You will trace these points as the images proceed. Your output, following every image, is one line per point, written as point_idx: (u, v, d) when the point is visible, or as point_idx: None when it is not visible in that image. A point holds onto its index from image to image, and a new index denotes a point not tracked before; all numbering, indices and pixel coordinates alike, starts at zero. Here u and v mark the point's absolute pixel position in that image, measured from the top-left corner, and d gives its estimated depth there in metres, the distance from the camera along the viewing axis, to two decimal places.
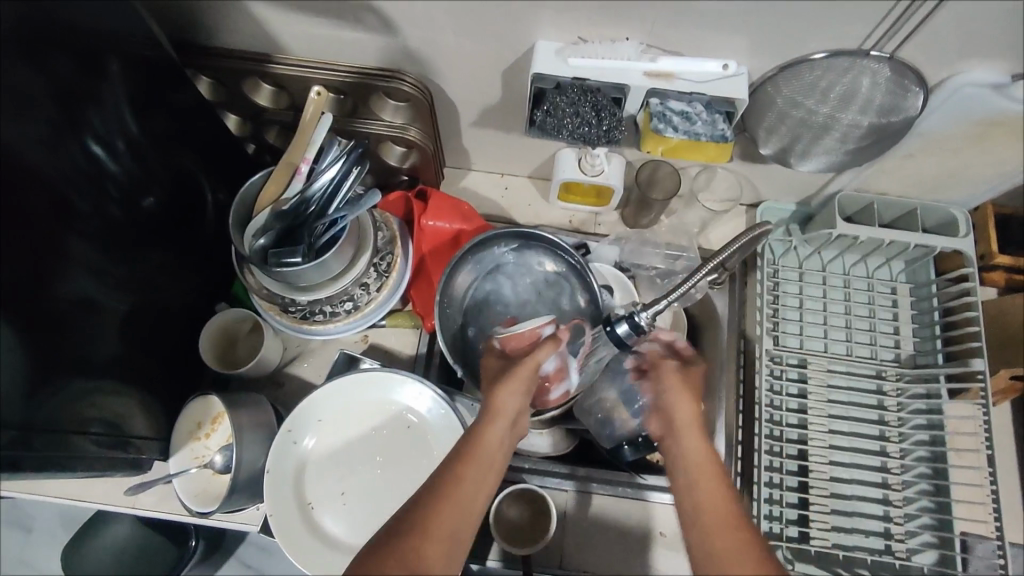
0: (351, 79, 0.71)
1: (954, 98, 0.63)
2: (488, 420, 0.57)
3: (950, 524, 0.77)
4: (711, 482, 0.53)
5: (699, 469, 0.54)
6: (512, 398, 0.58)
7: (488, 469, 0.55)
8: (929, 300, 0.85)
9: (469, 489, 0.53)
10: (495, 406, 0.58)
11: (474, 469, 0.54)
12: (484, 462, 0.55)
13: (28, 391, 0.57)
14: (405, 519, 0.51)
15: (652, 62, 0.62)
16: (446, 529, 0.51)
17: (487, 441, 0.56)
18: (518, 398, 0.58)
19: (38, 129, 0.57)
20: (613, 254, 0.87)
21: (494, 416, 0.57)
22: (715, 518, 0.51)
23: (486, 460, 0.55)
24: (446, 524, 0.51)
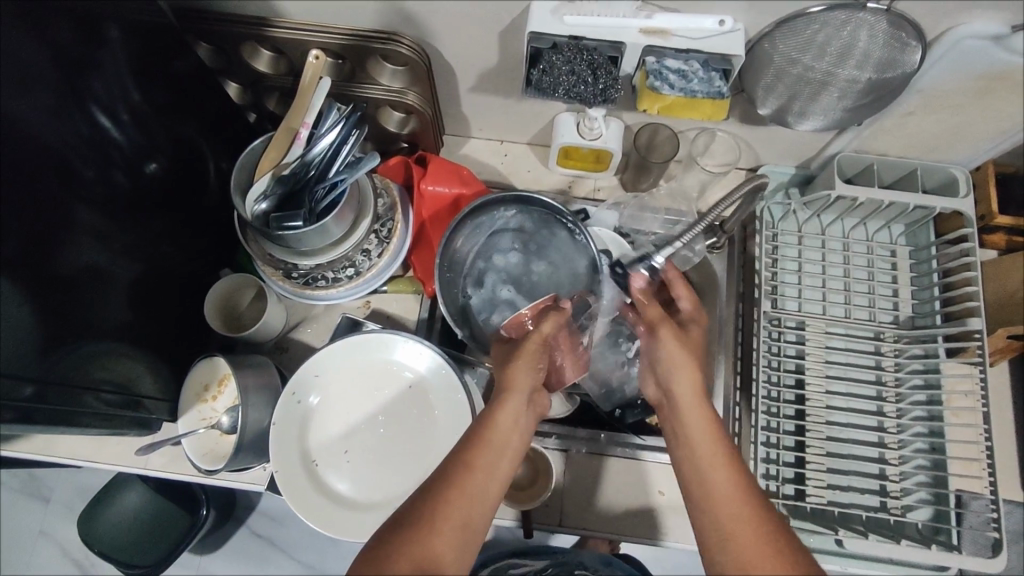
0: (346, 42, 0.71)
1: (954, 52, 0.62)
2: (503, 400, 0.59)
3: (945, 482, 0.78)
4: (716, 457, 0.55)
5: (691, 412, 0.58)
6: (524, 372, 0.61)
7: (504, 452, 0.56)
8: (928, 262, 0.85)
9: (484, 470, 0.54)
10: (509, 388, 0.60)
11: (490, 448, 0.55)
12: (500, 442, 0.56)
13: (37, 352, 0.59)
14: (421, 500, 0.52)
15: (648, 19, 0.62)
16: (461, 512, 0.51)
17: (500, 421, 0.57)
18: (529, 372, 0.61)
19: (43, 97, 0.58)
20: (612, 220, 0.87)
21: (507, 396, 0.59)
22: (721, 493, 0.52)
23: (501, 441, 0.56)
24: (461, 505, 0.51)
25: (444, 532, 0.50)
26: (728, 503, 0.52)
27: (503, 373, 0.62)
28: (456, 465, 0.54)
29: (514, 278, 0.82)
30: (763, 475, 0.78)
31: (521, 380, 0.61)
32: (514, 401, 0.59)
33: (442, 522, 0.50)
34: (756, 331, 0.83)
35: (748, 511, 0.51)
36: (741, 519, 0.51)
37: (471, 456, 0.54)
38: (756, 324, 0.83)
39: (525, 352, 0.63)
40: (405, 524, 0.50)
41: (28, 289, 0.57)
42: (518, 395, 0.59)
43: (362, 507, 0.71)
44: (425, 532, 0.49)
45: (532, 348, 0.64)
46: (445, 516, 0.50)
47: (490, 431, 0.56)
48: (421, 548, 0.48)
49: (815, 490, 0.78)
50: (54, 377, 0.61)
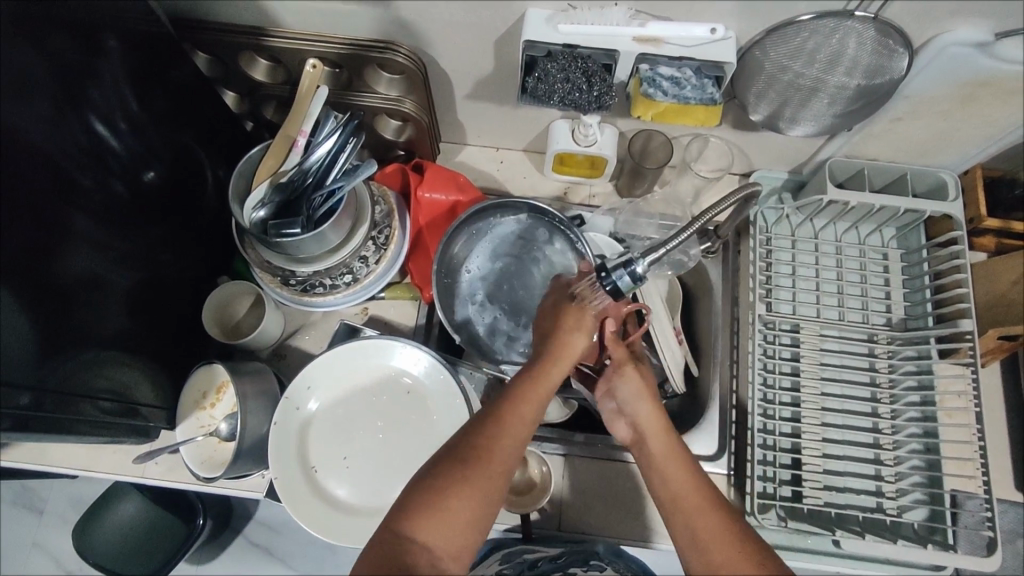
0: (343, 51, 0.72)
1: (941, 58, 0.63)
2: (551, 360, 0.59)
3: (939, 481, 0.79)
4: (687, 481, 0.56)
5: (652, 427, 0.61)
6: (575, 333, 0.61)
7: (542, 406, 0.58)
8: (919, 265, 0.87)
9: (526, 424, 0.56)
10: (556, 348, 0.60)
11: (534, 402, 0.57)
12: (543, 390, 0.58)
13: (35, 362, 0.59)
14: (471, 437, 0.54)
15: (641, 28, 0.63)
16: (502, 461, 0.54)
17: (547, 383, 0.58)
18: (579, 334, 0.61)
19: (39, 107, 0.57)
20: (607, 226, 0.91)
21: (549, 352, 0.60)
22: (696, 511, 0.54)
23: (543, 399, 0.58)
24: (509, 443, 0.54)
25: (486, 477, 0.52)
26: (699, 514, 0.54)
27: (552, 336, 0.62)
28: (501, 415, 0.55)
29: (510, 279, 0.83)
30: (760, 477, 0.79)
31: (571, 346, 0.61)
32: (563, 365, 0.60)
33: (485, 470, 0.53)
34: (751, 334, 0.83)
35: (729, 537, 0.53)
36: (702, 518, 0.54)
37: (517, 407, 0.56)
38: (751, 327, 0.84)
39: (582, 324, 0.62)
40: (453, 464, 0.52)
41: (24, 299, 0.57)
42: (565, 361, 0.60)
43: (361, 513, 0.71)
44: (468, 478, 0.52)
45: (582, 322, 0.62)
46: (489, 464, 0.53)
47: (538, 387, 0.57)
48: (466, 491, 0.51)
49: (812, 491, 0.79)
50: (51, 384, 0.61)
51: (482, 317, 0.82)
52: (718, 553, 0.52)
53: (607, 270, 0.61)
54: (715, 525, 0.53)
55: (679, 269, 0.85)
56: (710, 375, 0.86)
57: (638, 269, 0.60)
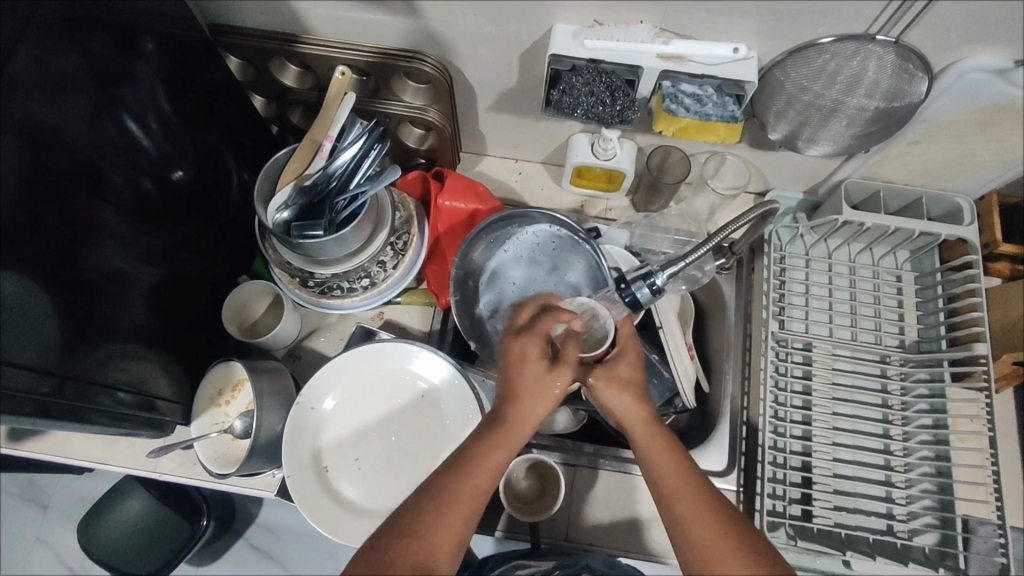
0: (373, 59, 0.74)
1: (959, 84, 0.65)
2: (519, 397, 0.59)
3: (951, 505, 0.78)
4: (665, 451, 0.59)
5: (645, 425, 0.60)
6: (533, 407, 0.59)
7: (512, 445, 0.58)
8: (933, 288, 0.87)
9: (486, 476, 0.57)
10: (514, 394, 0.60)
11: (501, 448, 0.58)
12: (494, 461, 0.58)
13: (59, 352, 0.60)
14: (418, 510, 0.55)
15: (665, 45, 0.64)
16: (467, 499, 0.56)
17: (513, 435, 0.59)
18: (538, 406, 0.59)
19: (77, 105, 0.59)
20: (623, 239, 0.90)
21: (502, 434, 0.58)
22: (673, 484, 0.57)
23: (512, 442, 0.59)
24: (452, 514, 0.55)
25: (449, 532, 0.54)
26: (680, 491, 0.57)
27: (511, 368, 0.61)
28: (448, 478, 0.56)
29: (529, 286, 0.84)
30: (769, 494, 0.78)
31: (526, 390, 0.59)
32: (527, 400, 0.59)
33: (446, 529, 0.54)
34: (763, 351, 0.84)
35: (703, 509, 0.56)
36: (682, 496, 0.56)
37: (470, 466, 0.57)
38: (763, 344, 0.84)
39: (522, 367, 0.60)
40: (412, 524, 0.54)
41: (50, 292, 0.58)
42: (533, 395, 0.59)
43: (371, 515, 0.72)
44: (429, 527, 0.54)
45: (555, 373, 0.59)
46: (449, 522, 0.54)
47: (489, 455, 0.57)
48: (432, 546, 0.53)
49: (822, 511, 0.78)
50: (75, 373, 0.62)
51: (523, 271, 0.85)
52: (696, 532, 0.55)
53: (626, 282, 0.64)
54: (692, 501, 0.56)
55: (693, 284, 0.85)
56: (721, 392, 0.86)
57: (659, 281, 0.63)
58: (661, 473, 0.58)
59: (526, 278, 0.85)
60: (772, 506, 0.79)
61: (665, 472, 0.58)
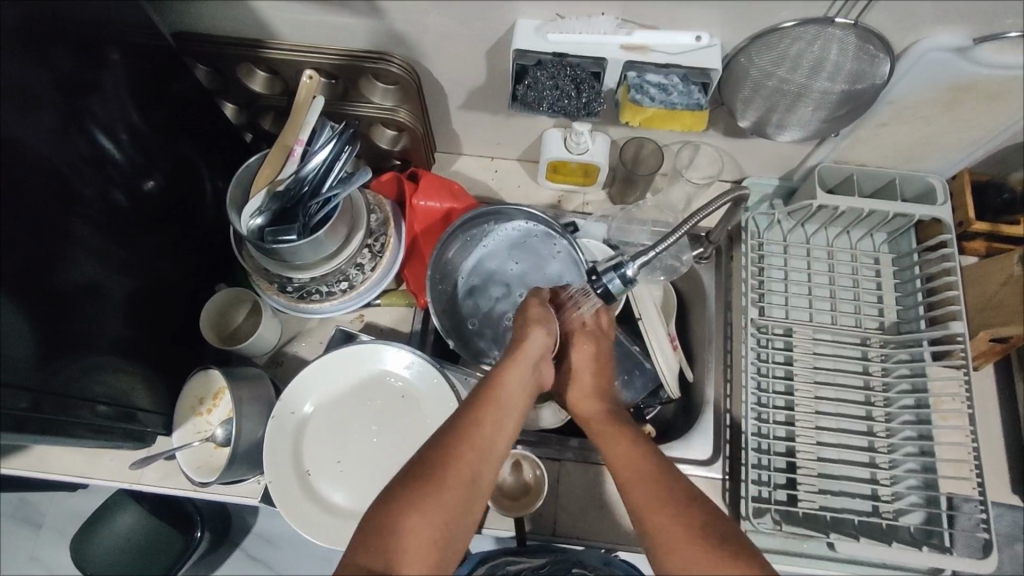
0: (340, 62, 0.74)
1: (922, 64, 0.65)
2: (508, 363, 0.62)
3: (935, 484, 0.78)
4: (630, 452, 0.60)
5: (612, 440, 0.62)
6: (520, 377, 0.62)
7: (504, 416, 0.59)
8: (910, 269, 0.87)
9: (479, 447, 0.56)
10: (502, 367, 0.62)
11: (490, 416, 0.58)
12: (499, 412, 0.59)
13: (33, 367, 0.60)
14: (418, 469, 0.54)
15: (627, 36, 0.64)
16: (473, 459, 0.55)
17: (511, 396, 0.60)
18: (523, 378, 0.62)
19: (43, 119, 0.59)
20: (600, 232, 0.91)
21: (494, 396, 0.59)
22: (634, 481, 0.57)
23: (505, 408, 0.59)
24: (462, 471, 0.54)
25: (443, 500, 0.52)
26: (641, 489, 0.57)
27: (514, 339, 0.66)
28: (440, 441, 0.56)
29: (512, 282, 0.85)
30: (754, 480, 0.78)
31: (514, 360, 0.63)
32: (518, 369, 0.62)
33: (450, 503, 0.53)
34: (744, 338, 0.84)
35: (666, 507, 0.55)
36: (645, 494, 0.56)
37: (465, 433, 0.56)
38: (744, 331, 0.85)
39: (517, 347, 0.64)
40: (418, 486, 0.53)
41: (25, 308, 0.58)
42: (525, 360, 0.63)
43: (356, 517, 0.72)
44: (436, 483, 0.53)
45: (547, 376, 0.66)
46: (446, 487, 0.53)
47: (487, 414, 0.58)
48: (434, 514, 0.52)
49: (807, 495, 0.78)
50: (52, 388, 0.62)
51: (501, 268, 0.85)
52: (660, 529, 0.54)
53: (598, 274, 0.64)
54: (656, 499, 0.55)
55: (672, 274, 0.86)
56: (703, 381, 0.86)
57: (630, 273, 0.64)
58: (628, 480, 0.58)
59: (508, 273, 0.85)
60: (757, 492, 0.79)
61: (632, 479, 0.58)
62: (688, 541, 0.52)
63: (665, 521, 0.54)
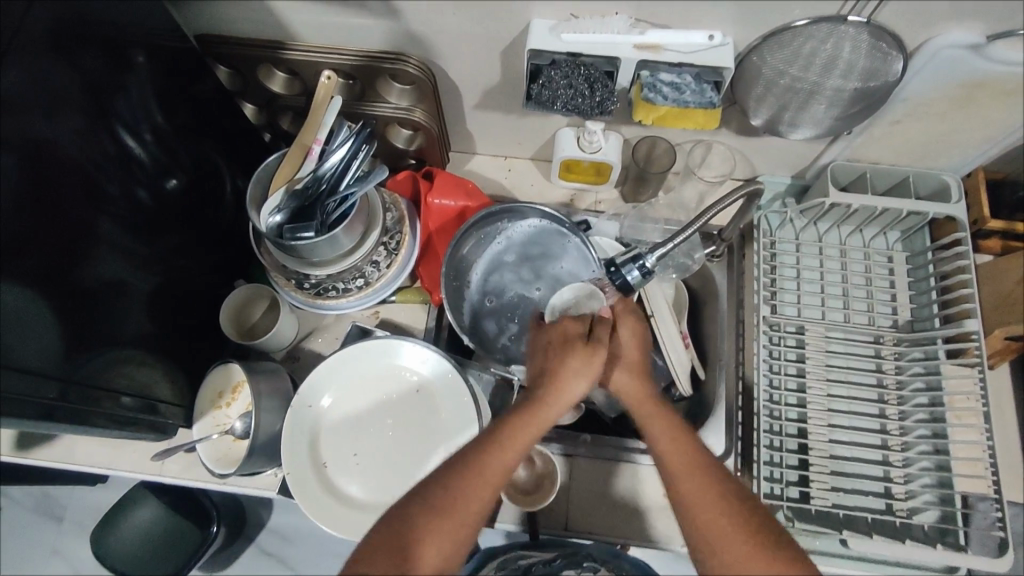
0: (357, 62, 0.75)
1: (936, 61, 0.65)
2: (546, 402, 0.62)
3: (950, 482, 0.78)
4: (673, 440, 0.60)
5: (652, 419, 0.62)
6: (577, 386, 0.62)
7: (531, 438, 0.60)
8: (924, 267, 0.87)
9: (492, 479, 0.58)
10: (543, 398, 0.62)
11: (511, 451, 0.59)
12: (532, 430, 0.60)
13: (61, 359, 0.62)
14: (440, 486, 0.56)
15: (641, 35, 0.65)
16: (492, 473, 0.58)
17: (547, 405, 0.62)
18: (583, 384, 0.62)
19: (71, 119, 0.61)
20: (613, 230, 0.91)
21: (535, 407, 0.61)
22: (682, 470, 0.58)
23: (541, 420, 0.61)
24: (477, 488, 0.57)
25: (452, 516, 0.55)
26: (686, 478, 0.58)
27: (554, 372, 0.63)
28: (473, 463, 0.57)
29: (528, 275, 0.86)
30: (766, 477, 0.78)
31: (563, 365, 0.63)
32: (550, 408, 0.61)
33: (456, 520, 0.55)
34: (756, 336, 0.84)
35: (716, 499, 0.56)
36: (690, 484, 0.57)
37: (480, 470, 0.57)
38: (755, 329, 0.85)
39: (568, 347, 0.63)
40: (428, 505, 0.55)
41: (53, 301, 0.60)
42: (560, 402, 0.62)
43: (371, 509, 0.73)
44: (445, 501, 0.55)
45: (593, 358, 0.62)
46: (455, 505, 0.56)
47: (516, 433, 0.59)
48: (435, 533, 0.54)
49: (819, 492, 0.78)
50: (78, 379, 0.64)
51: (512, 270, 0.86)
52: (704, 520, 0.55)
53: (616, 266, 0.66)
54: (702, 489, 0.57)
55: (684, 272, 0.88)
56: (715, 378, 0.86)
57: (648, 263, 0.65)
58: (676, 469, 0.58)
59: (524, 266, 0.86)
60: (769, 489, 0.79)
61: (682, 476, 0.58)
62: (739, 539, 0.54)
63: (709, 518, 0.55)
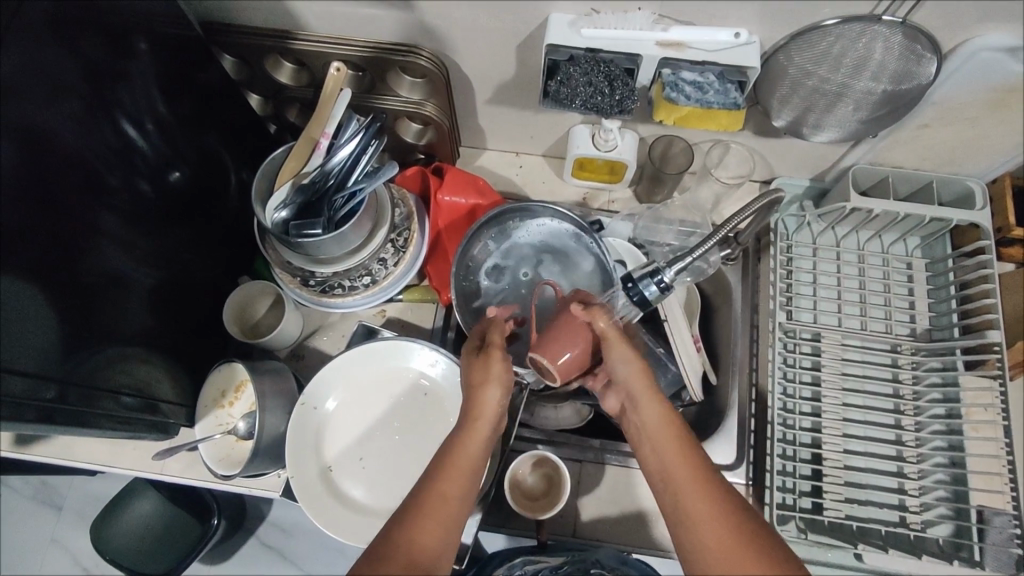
0: (368, 54, 0.73)
1: (971, 64, 0.62)
2: (471, 426, 0.60)
3: (966, 496, 0.77)
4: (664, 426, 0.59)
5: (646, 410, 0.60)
6: (491, 394, 0.61)
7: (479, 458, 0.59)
8: (944, 274, 0.85)
9: (450, 498, 0.55)
10: (472, 423, 0.60)
11: (455, 481, 0.56)
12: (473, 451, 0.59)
13: (59, 358, 0.60)
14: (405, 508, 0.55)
15: (664, 32, 0.63)
16: (454, 490, 0.56)
17: (488, 415, 0.61)
18: (496, 395, 0.61)
19: (71, 108, 0.58)
20: (626, 231, 0.89)
21: (475, 421, 0.60)
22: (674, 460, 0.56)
23: (483, 434, 0.60)
24: (442, 508, 0.54)
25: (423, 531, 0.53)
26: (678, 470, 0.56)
27: (471, 394, 0.62)
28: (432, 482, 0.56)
29: (539, 271, 0.83)
30: (779, 487, 0.77)
31: (491, 374, 0.62)
32: (482, 429, 0.60)
33: (431, 534, 0.53)
34: (771, 342, 0.82)
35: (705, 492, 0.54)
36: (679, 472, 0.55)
37: (431, 505, 0.54)
38: (771, 335, 0.83)
39: (490, 355, 0.64)
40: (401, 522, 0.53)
41: (52, 299, 0.58)
42: (486, 421, 0.61)
43: (375, 514, 0.71)
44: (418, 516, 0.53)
45: (489, 359, 0.63)
46: (425, 520, 0.53)
47: (460, 454, 0.58)
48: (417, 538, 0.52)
49: (832, 504, 0.77)
50: (77, 378, 0.62)
51: (525, 268, 0.83)
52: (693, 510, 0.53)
53: (633, 280, 0.64)
54: (688, 477, 0.55)
55: (699, 276, 0.82)
56: (728, 385, 0.85)
57: (666, 278, 0.63)
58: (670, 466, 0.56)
59: (534, 262, 0.83)
60: (781, 499, 0.78)
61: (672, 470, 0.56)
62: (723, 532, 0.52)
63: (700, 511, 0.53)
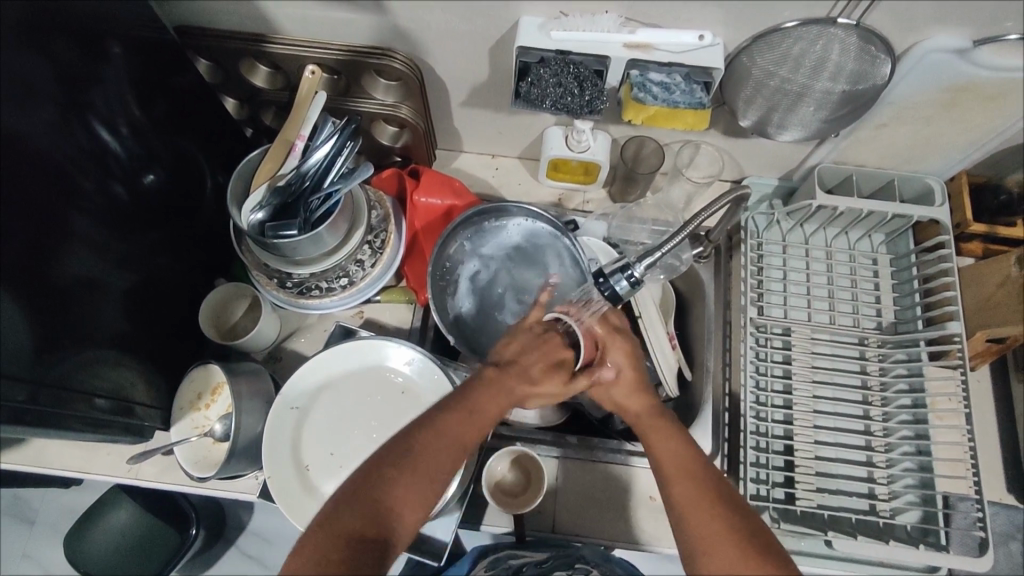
0: (343, 57, 0.74)
1: (923, 65, 0.65)
2: (478, 399, 0.61)
3: (932, 483, 0.79)
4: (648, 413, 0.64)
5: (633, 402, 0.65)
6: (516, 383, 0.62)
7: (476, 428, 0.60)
8: (908, 269, 0.88)
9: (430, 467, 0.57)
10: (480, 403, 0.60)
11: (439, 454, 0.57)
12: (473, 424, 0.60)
13: (31, 362, 0.59)
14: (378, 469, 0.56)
15: (631, 34, 0.65)
16: (432, 462, 0.57)
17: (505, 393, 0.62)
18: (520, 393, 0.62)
19: (43, 111, 0.58)
20: (601, 230, 0.91)
21: (488, 394, 0.61)
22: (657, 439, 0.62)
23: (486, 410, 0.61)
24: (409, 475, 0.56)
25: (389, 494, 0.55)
26: (662, 447, 0.61)
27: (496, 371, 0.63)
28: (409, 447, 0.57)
29: (517, 269, 0.84)
30: (753, 479, 0.79)
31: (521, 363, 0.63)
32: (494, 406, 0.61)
33: (397, 497, 0.55)
34: (743, 337, 0.84)
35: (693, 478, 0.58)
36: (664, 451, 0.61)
37: (394, 476, 0.55)
38: (743, 330, 0.85)
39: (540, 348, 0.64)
40: (362, 485, 0.55)
41: (23, 301, 0.58)
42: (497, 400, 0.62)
43: None
44: (390, 480, 0.55)
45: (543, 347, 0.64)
46: (390, 485, 0.55)
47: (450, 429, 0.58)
48: (383, 503, 0.54)
49: (804, 494, 0.79)
50: (50, 379, 0.62)
51: (503, 266, 0.84)
52: (678, 488, 0.58)
53: (604, 275, 0.65)
54: (672, 456, 0.60)
55: (672, 273, 0.84)
56: (702, 380, 0.86)
57: (636, 271, 0.64)
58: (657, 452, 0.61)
59: (511, 261, 0.85)
60: (755, 491, 0.80)
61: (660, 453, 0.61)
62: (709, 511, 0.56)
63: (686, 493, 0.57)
